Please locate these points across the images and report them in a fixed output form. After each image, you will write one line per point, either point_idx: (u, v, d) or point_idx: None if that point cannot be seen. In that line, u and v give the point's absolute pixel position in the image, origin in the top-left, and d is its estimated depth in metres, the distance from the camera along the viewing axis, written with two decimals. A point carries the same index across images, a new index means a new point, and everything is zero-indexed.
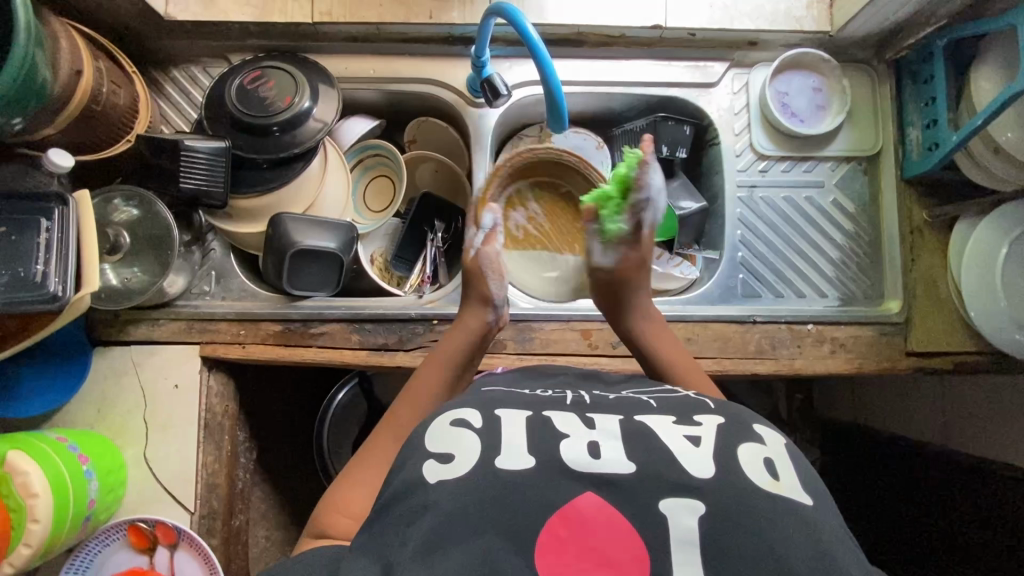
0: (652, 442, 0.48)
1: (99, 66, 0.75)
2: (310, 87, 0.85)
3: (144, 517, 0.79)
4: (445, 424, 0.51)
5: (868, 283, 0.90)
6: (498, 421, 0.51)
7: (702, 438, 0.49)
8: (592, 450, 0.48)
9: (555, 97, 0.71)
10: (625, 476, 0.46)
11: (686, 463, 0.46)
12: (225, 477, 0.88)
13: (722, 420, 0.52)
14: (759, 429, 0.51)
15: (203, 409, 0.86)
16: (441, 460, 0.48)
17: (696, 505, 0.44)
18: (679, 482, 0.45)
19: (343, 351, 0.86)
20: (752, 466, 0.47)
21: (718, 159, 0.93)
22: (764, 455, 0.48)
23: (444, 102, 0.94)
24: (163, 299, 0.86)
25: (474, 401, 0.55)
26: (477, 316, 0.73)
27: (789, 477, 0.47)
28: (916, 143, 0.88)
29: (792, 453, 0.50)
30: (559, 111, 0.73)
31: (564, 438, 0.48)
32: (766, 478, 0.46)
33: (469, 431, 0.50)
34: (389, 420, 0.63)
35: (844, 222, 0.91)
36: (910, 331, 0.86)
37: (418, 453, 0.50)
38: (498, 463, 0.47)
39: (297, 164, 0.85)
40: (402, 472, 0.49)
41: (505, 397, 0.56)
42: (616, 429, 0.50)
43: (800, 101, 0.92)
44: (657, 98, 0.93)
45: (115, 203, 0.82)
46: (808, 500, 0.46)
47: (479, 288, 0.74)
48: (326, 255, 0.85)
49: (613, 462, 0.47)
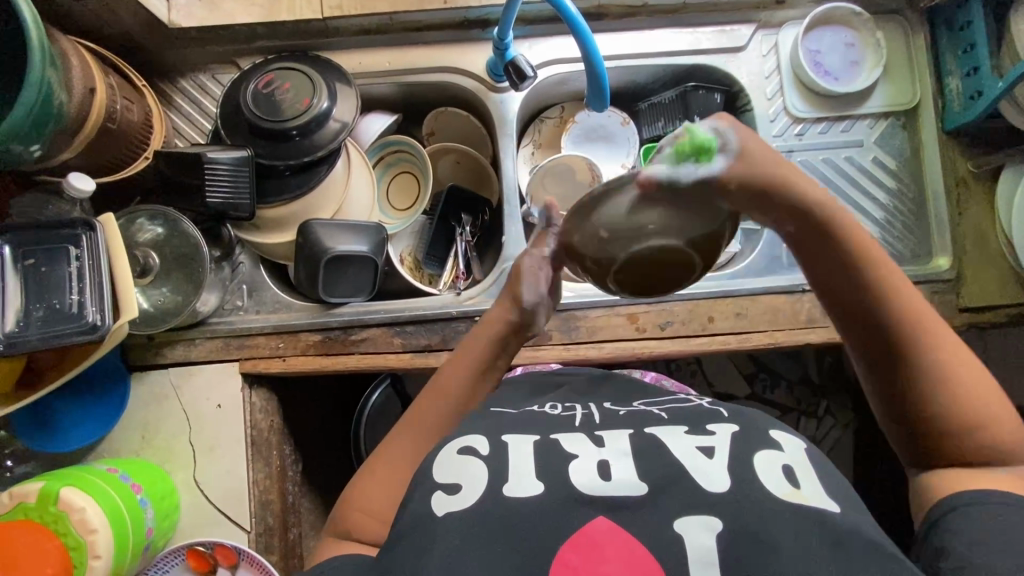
0: (662, 459, 0.48)
1: (110, 83, 0.72)
2: (327, 87, 0.81)
3: (202, 540, 0.78)
4: (451, 453, 0.52)
5: (914, 242, 0.87)
6: (505, 446, 0.52)
7: (716, 449, 0.49)
8: (603, 472, 0.48)
9: (596, 71, 0.68)
10: (638, 498, 0.46)
11: (702, 479, 0.46)
12: (277, 493, 0.86)
13: (735, 428, 0.52)
14: (775, 433, 0.51)
15: (248, 426, 0.84)
16: (449, 492, 0.48)
17: (714, 523, 0.43)
18: (690, 502, 0.45)
19: (386, 356, 0.83)
20: (769, 474, 0.46)
21: (752, 126, 0.90)
22: (782, 462, 0.48)
23: (465, 90, 0.90)
24: (196, 319, 0.84)
25: (481, 425, 0.56)
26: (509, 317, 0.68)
27: (811, 486, 0.47)
28: (957, 93, 0.85)
29: (813, 459, 0.50)
30: (600, 85, 0.69)
31: (573, 460, 0.49)
32: (786, 487, 0.46)
33: (476, 458, 0.51)
34: (410, 421, 0.61)
35: (886, 180, 0.88)
36: (962, 288, 0.84)
37: (425, 485, 0.50)
38: (505, 491, 0.47)
39: (322, 168, 0.83)
40: (409, 507, 0.49)
41: (517, 420, 0.57)
42: (626, 447, 0.50)
43: (833, 58, 0.89)
44: (683, 68, 0.90)
45: (140, 223, 0.80)
46: (834, 505, 0.45)
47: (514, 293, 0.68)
48: (359, 258, 0.82)
49: (624, 483, 0.47)
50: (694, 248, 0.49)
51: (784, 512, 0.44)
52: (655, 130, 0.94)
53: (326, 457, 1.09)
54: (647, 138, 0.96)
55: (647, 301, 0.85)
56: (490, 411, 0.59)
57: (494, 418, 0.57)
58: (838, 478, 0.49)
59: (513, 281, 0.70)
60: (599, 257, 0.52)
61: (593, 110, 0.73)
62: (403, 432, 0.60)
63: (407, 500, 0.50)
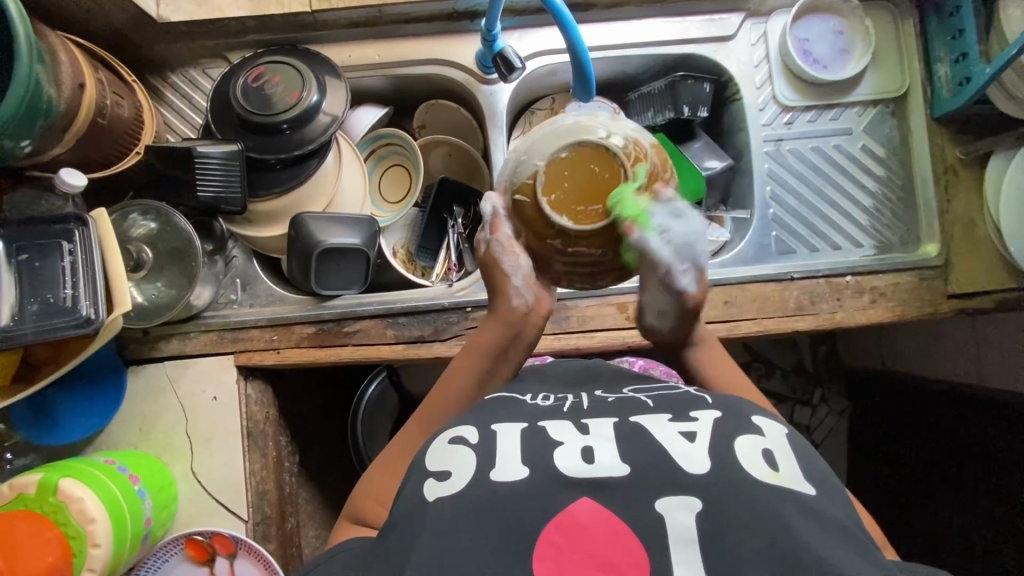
0: (647, 441, 0.50)
1: (100, 78, 0.73)
2: (317, 80, 0.82)
3: (199, 530, 0.80)
4: (442, 444, 0.54)
5: (903, 229, 0.88)
6: (493, 434, 0.53)
7: (697, 435, 0.50)
8: (587, 456, 0.49)
9: (581, 63, 0.68)
10: (619, 479, 0.47)
11: (682, 460, 0.47)
12: (273, 483, 0.87)
13: (717, 414, 0.53)
14: (757, 419, 0.53)
15: (244, 418, 0.85)
16: (440, 478, 0.50)
17: (694, 503, 0.44)
18: (675, 481, 0.46)
19: (379, 347, 0.84)
20: (747, 457, 0.48)
21: (741, 115, 0.90)
22: (762, 447, 0.49)
23: (454, 82, 0.91)
24: (190, 312, 0.85)
25: (472, 416, 0.57)
26: (506, 308, 0.66)
27: (789, 467, 0.48)
28: (946, 79, 0.85)
29: (794, 443, 0.51)
30: (586, 77, 0.70)
31: (558, 447, 0.50)
32: (763, 468, 0.47)
33: (464, 447, 0.52)
34: (422, 415, 0.65)
35: (874, 167, 0.89)
36: (950, 274, 0.85)
37: (417, 474, 0.52)
38: (491, 475, 0.49)
39: (313, 160, 0.83)
40: (402, 498, 0.51)
41: (505, 409, 0.58)
42: (610, 433, 0.51)
43: (822, 46, 0.89)
44: (673, 57, 0.90)
45: (132, 219, 0.80)
46: (811, 489, 0.46)
47: (502, 286, 0.66)
48: (352, 251, 0.83)
49: (608, 466, 0.48)
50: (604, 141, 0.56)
51: (764, 493, 0.45)
52: (645, 120, 0.94)
53: (321, 448, 1.10)
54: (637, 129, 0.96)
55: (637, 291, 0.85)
56: (485, 401, 0.61)
57: (484, 408, 0.58)
58: (817, 462, 0.50)
59: (498, 274, 0.66)
60: (524, 178, 0.57)
61: (579, 101, 0.74)
62: (415, 425, 0.64)
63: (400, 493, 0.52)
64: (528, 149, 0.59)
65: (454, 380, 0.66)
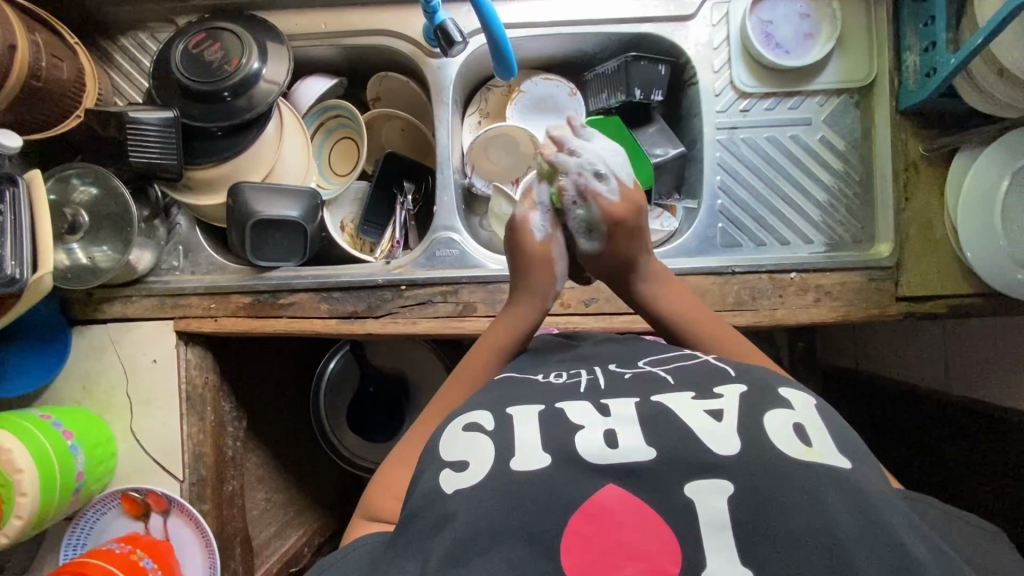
0: (673, 423, 0.50)
1: (35, 39, 0.72)
2: (258, 47, 0.82)
3: (134, 487, 0.83)
4: (459, 428, 0.54)
5: (857, 226, 0.85)
6: (512, 419, 0.53)
7: (724, 413, 0.51)
8: (610, 440, 0.50)
9: (499, 43, 0.68)
10: (647, 464, 0.48)
11: (709, 440, 0.48)
12: (211, 446, 0.90)
13: (744, 389, 0.54)
14: (784, 392, 0.53)
15: (183, 381, 0.87)
16: (458, 468, 0.51)
17: (725, 485, 0.46)
18: (706, 461, 0.47)
19: (313, 321, 0.85)
20: (779, 435, 0.48)
21: (697, 101, 0.87)
22: (793, 420, 0.50)
23: (403, 54, 0.89)
24: (133, 276, 0.86)
25: (489, 400, 0.57)
26: (536, 304, 0.72)
27: (824, 442, 0.49)
28: (913, 69, 0.80)
29: (824, 415, 0.52)
30: (505, 57, 0.70)
31: (579, 429, 0.51)
32: (797, 446, 0.48)
33: (482, 434, 0.53)
34: (438, 403, 0.65)
35: (832, 161, 0.85)
36: (901, 276, 0.81)
37: (435, 465, 0.52)
38: (512, 464, 0.49)
39: (252, 130, 0.83)
40: (422, 484, 0.51)
41: (522, 391, 0.58)
42: (632, 415, 0.52)
43: (786, 29, 0.85)
44: (629, 36, 0.87)
45: (74, 183, 0.81)
46: (847, 462, 0.47)
47: (540, 282, 0.73)
48: (290, 224, 0.84)
49: (632, 449, 0.49)
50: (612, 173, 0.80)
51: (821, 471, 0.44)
52: (601, 102, 0.92)
53: (272, 415, 1.13)
54: (593, 110, 0.95)
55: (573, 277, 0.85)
56: (503, 388, 0.59)
57: (501, 396, 0.57)
58: (845, 430, 0.51)
59: (541, 268, 0.73)
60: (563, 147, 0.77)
61: (503, 80, 0.73)
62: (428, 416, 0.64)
63: (416, 481, 0.52)
64: None
65: (482, 352, 0.68)
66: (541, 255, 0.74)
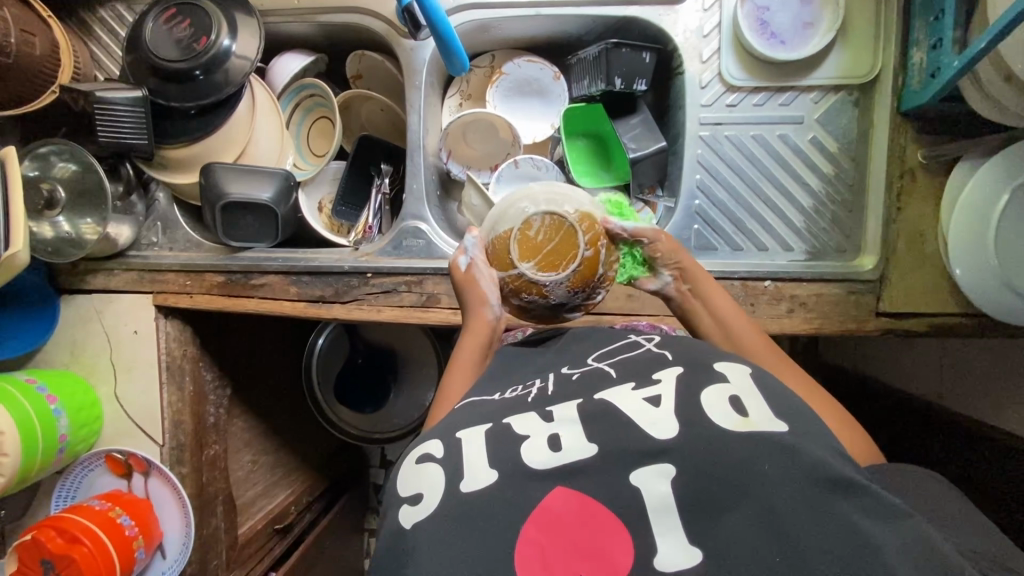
0: (615, 418, 0.47)
1: (4, 15, 0.72)
2: (228, 23, 0.80)
3: (117, 449, 0.89)
4: (411, 462, 0.51)
5: (842, 236, 0.80)
6: (459, 442, 0.50)
7: (662, 398, 0.48)
8: (553, 442, 0.47)
9: (447, 41, 0.72)
10: (589, 462, 0.45)
11: (650, 427, 0.45)
12: (190, 414, 0.94)
13: (681, 370, 0.51)
14: (719, 366, 0.51)
15: (163, 352, 0.91)
16: (413, 502, 0.47)
17: (668, 469, 0.43)
18: (647, 449, 0.44)
19: (281, 304, 0.86)
20: (716, 408, 0.46)
21: (682, 91, 0.82)
22: (730, 394, 0.47)
23: (377, 33, 0.86)
24: (115, 250, 0.89)
25: (439, 424, 0.53)
26: (478, 320, 0.67)
27: (759, 410, 0.46)
28: (919, 68, 0.74)
29: (759, 384, 0.50)
30: (453, 52, 0.73)
31: (524, 440, 0.47)
32: (733, 418, 0.45)
33: (433, 463, 0.49)
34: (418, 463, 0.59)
35: (821, 163, 0.80)
36: (884, 290, 0.77)
37: (394, 502, 0.49)
38: (461, 487, 0.46)
39: (223, 110, 0.83)
40: (385, 528, 0.48)
41: (471, 404, 0.55)
42: (575, 415, 0.49)
43: (783, 17, 0.79)
44: (614, 20, 0.82)
45: (52, 160, 0.83)
46: (783, 426, 0.45)
47: (479, 302, 0.68)
48: (261, 207, 0.84)
49: (576, 448, 0.46)
50: (576, 215, 0.66)
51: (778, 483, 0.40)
52: (582, 88, 0.88)
53: (260, 384, 1.18)
54: (576, 97, 0.91)
55: None
56: (455, 405, 0.56)
57: (451, 412, 0.54)
58: None
59: (468, 286, 0.69)
60: (507, 225, 0.68)
61: (454, 73, 0.77)
62: None
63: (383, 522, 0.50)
64: (524, 190, 0.70)
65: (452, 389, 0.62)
66: (465, 276, 0.70)
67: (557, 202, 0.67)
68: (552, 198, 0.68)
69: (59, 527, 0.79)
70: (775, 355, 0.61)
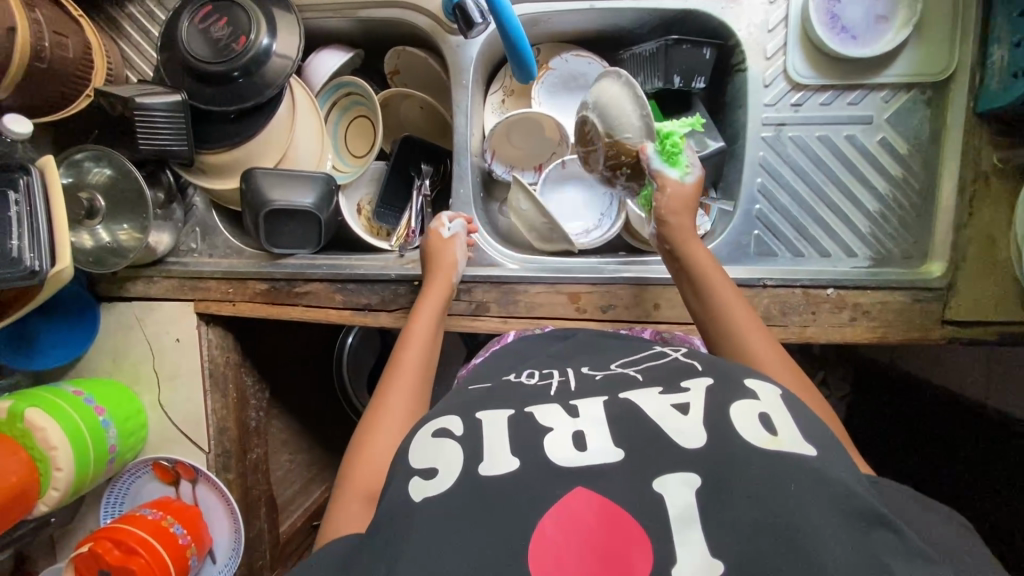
0: (640, 421, 0.46)
1: (37, 16, 0.69)
2: (267, 20, 0.76)
3: (165, 457, 0.88)
4: (427, 435, 0.50)
5: (909, 242, 0.77)
6: (480, 423, 0.49)
7: (690, 406, 0.46)
8: (578, 442, 0.45)
9: (515, 41, 0.69)
10: (614, 466, 0.43)
11: (676, 435, 0.44)
12: (234, 421, 0.93)
13: (710, 380, 0.49)
14: (749, 383, 0.49)
15: (206, 360, 0.90)
16: (425, 476, 0.46)
17: (692, 478, 0.41)
18: (672, 457, 0.42)
19: (328, 311, 0.85)
20: (744, 422, 0.44)
21: (743, 89, 0.79)
22: (759, 411, 0.45)
23: (421, 28, 0.82)
24: (154, 257, 0.87)
25: (456, 404, 0.52)
26: (444, 279, 0.75)
27: (786, 428, 0.44)
28: (999, 65, 0.69)
29: (785, 401, 0.48)
30: (524, 58, 0.71)
31: (547, 433, 0.46)
32: (761, 435, 0.43)
33: (450, 440, 0.48)
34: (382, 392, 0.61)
35: (889, 166, 0.77)
36: (952, 298, 0.72)
37: (401, 473, 0.47)
38: (479, 470, 0.44)
39: (266, 112, 0.80)
40: (385, 498, 0.46)
41: (489, 394, 0.53)
42: (601, 415, 0.47)
43: (855, 10, 0.75)
44: (672, 14, 0.79)
45: (86, 166, 0.80)
46: (811, 450, 0.43)
47: (446, 267, 0.76)
48: (302, 212, 0.81)
49: (602, 451, 0.44)
50: (611, 136, 0.71)
51: (818, 507, 0.38)
52: None
53: (295, 383, 1.17)
54: None
55: (591, 282, 0.79)
56: (468, 389, 0.55)
57: (476, 394, 0.53)
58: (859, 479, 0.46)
59: (441, 249, 0.76)
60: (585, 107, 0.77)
61: (522, 81, 0.74)
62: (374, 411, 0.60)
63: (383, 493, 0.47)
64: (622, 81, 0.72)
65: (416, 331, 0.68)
66: (441, 240, 0.77)
67: (609, 115, 0.71)
68: (608, 110, 0.71)
69: (115, 538, 0.79)
70: (799, 378, 0.55)
